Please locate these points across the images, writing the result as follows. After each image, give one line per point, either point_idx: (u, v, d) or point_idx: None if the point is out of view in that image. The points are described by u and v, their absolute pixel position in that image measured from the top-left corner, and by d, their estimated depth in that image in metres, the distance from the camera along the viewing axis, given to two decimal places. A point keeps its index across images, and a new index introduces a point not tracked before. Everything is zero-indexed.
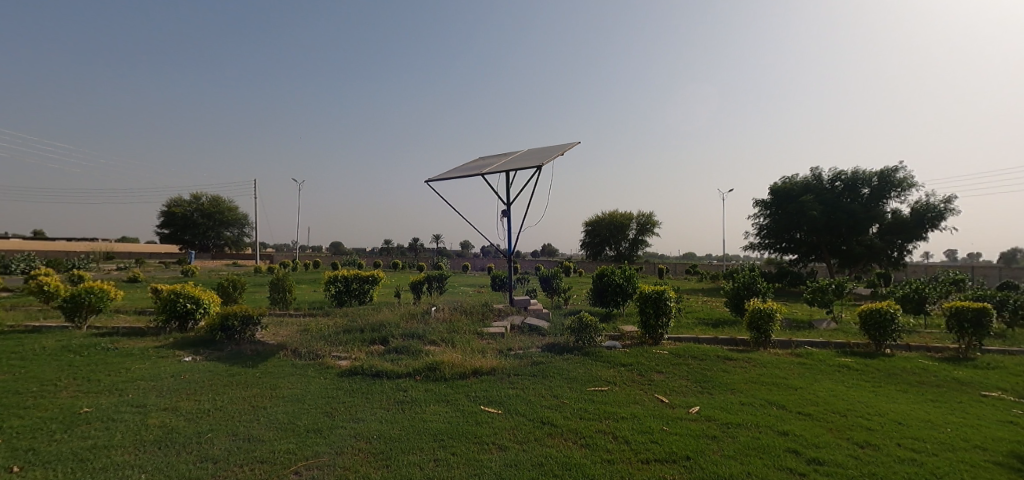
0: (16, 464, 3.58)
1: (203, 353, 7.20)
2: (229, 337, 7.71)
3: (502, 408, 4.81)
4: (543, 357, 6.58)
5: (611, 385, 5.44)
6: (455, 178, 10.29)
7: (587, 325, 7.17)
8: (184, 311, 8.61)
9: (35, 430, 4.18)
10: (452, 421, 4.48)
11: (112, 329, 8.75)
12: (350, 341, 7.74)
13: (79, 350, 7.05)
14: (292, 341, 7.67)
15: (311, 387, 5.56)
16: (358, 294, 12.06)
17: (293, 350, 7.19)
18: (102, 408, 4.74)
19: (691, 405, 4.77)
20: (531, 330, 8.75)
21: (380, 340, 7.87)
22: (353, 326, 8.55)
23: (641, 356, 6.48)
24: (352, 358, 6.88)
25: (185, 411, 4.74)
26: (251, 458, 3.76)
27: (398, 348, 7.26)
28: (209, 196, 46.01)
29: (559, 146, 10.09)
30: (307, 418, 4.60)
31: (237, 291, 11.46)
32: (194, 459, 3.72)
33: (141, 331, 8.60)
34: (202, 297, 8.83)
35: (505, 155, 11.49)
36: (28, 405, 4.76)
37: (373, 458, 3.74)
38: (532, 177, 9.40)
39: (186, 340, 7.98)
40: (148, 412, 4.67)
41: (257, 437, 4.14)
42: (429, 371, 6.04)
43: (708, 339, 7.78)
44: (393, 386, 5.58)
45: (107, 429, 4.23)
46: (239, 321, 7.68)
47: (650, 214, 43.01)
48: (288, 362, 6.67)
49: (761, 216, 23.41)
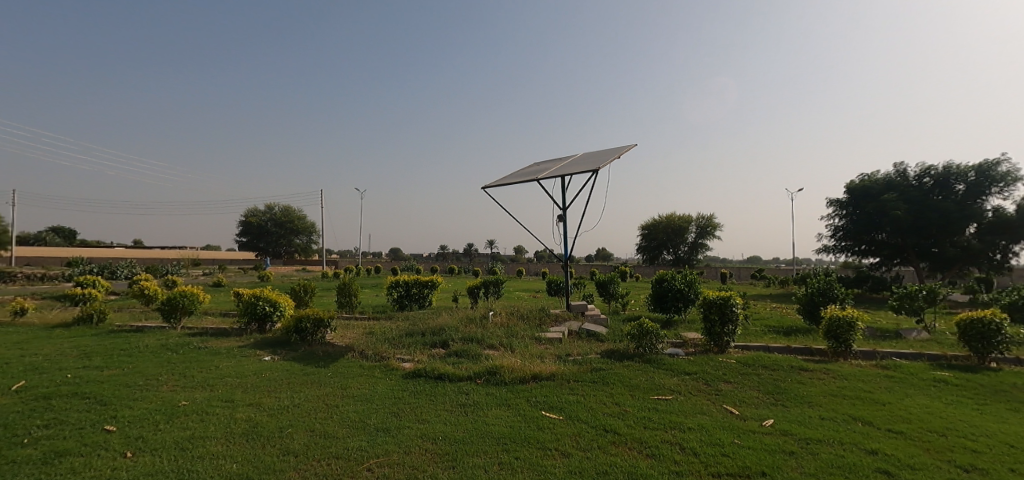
0: (130, 450, 4.00)
1: (280, 353, 7.71)
2: (303, 338, 8.22)
3: (564, 414, 4.79)
4: (603, 364, 6.50)
5: (675, 394, 5.27)
6: (510, 184, 10.41)
7: (648, 332, 7.01)
8: (263, 313, 9.26)
9: (144, 419, 4.66)
10: (513, 425, 4.52)
11: (202, 330, 9.57)
12: (413, 344, 8.01)
13: (175, 348, 7.76)
14: (358, 343, 8.05)
15: (378, 387, 5.81)
16: (417, 298, 12.42)
17: (360, 352, 7.54)
18: (197, 401, 5.20)
19: (765, 418, 4.53)
20: (589, 336, 8.64)
21: (441, 343, 8.08)
22: (414, 329, 8.82)
23: (707, 365, 6.23)
24: (415, 360, 7.12)
25: (267, 407, 5.10)
26: (328, 453, 3.98)
27: (458, 351, 7.43)
28: (281, 206, 49.40)
29: (617, 149, 9.96)
30: (375, 417, 4.80)
31: (307, 295, 12.17)
32: (278, 452, 4.00)
33: (226, 331, 9.36)
34: (279, 301, 9.49)
35: (561, 158, 11.49)
36: (137, 397, 5.30)
37: (440, 459, 3.85)
38: (590, 182, 9.38)
39: (265, 341, 8.56)
40: (236, 406, 5.07)
41: (331, 434, 4.38)
42: (489, 375, 6.13)
43: (780, 348, 7.35)
44: (455, 389, 5.71)
45: (202, 421, 4.63)
46: (312, 324, 8.16)
47: (710, 216, 41.69)
48: (356, 363, 7.01)
49: (836, 216, 21.87)
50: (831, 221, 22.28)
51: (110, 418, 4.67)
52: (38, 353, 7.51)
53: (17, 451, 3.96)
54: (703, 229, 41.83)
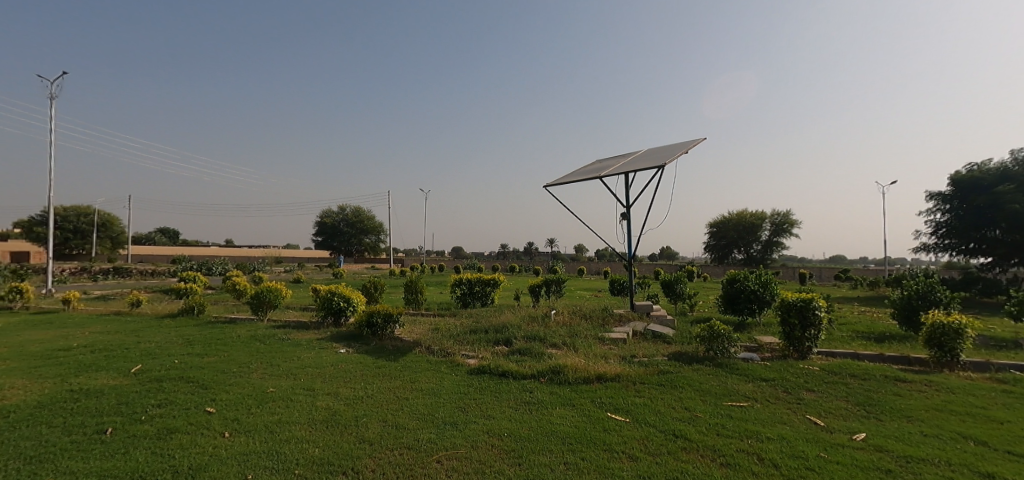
0: (228, 430, 4.38)
1: (353, 346, 8.14)
2: (374, 332, 8.62)
3: (630, 416, 4.68)
4: (671, 367, 6.28)
5: (750, 401, 4.99)
6: (572, 182, 10.32)
7: (719, 335, 6.68)
8: (338, 308, 9.82)
9: (238, 403, 5.09)
10: (578, 425, 4.48)
11: (285, 323, 10.31)
12: (477, 340, 8.16)
13: (263, 339, 8.42)
14: (425, 339, 8.32)
15: (445, 382, 5.97)
16: (480, 296, 12.63)
17: (427, 347, 7.79)
18: (283, 388, 5.61)
19: (855, 431, 4.17)
20: (655, 338, 8.37)
21: (504, 341, 8.17)
22: (478, 327, 8.98)
23: (785, 371, 5.84)
24: (479, 357, 7.25)
25: (343, 396, 5.39)
26: (400, 443, 4.14)
27: (521, 349, 7.47)
28: (352, 207, 52.13)
29: (684, 144, 9.58)
30: (444, 411, 4.93)
31: (377, 291, 12.74)
32: (355, 440, 4.22)
33: (305, 324, 10.02)
34: (352, 296, 10.01)
35: (624, 155, 11.23)
36: (232, 382, 5.80)
37: (506, 455, 3.89)
38: (655, 179, 9.10)
39: (340, 334, 9.06)
40: (316, 395, 5.41)
41: (403, 425, 4.56)
42: (553, 374, 6.11)
43: (871, 355, 6.74)
44: (520, 386, 5.74)
45: (287, 408, 4.98)
46: (382, 319, 8.54)
47: (786, 213, 39.16)
48: (423, 358, 7.25)
49: (937, 212, 19.74)
50: (931, 216, 20.13)
51: (211, 401, 5.14)
52: (150, 340, 8.42)
53: (136, 426, 4.46)
54: (778, 226, 39.36)
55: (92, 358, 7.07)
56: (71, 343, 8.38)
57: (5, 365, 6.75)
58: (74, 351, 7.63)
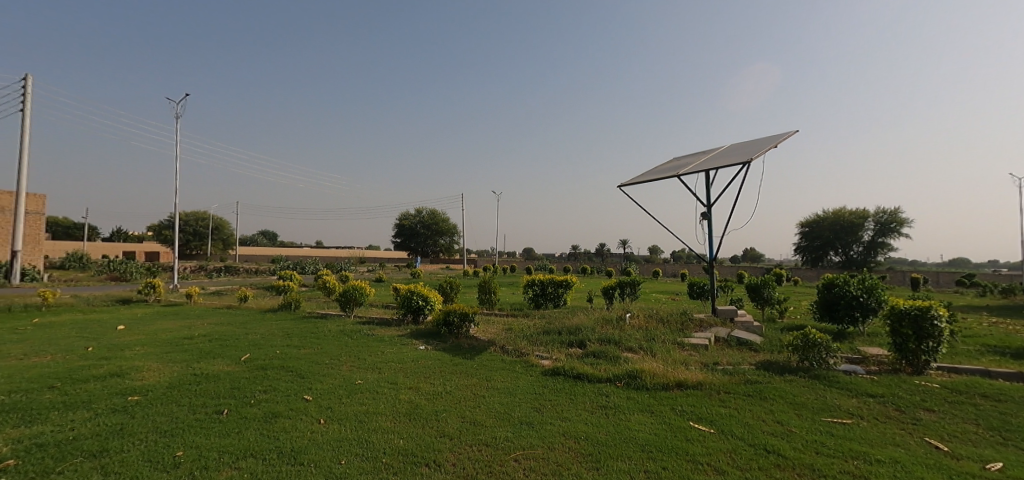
0: (322, 417, 4.73)
1: (432, 343, 8.45)
2: (451, 331, 8.89)
3: (715, 427, 4.43)
4: (760, 376, 5.86)
5: (854, 418, 4.53)
6: (649, 181, 9.99)
7: (815, 344, 6.13)
8: (417, 306, 10.24)
9: (331, 392, 5.47)
10: (658, 433, 4.31)
11: (369, 319, 10.93)
12: (550, 342, 8.13)
13: (350, 334, 9.00)
14: (499, 338, 8.44)
15: (520, 382, 6.01)
16: (553, 297, 12.58)
17: (501, 347, 7.89)
18: (369, 381, 5.95)
19: (988, 460, 3.64)
20: (740, 345, 7.87)
21: (578, 343, 8.07)
22: (551, 328, 8.95)
23: (896, 387, 5.24)
24: (553, 358, 7.21)
25: (424, 391, 5.60)
26: (478, 440, 4.22)
27: (596, 352, 7.33)
28: (429, 210, 54.18)
29: (772, 138, 8.94)
30: (520, 411, 4.96)
31: (453, 291, 13.12)
32: (436, 433, 4.36)
33: (387, 321, 10.56)
34: (430, 295, 10.39)
35: (704, 152, 10.70)
36: (324, 373, 6.25)
37: (583, 458, 3.84)
38: (739, 176, 8.57)
39: (419, 332, 9.44)
40: (399, 388, 5.67)
41: (480, 422, 4.65)
42: (630, 378, 5.94)
43: (1005, 373, 5.86)
44: (595, 390, 5.64)
45: (373, 399, 5.26)
46: (458, 318, 8.79)
47: (894, 211, 35.27)
48: (498, 357, 7.36)
49: None
50: None
51: (307, 389, 5.57)
52: (255, 332, 9.31)
53: (246, 409, 4.94)
54: (884, 226, 35.57)
55: (210, 346, 7.93)
56: (192, 332, 9.45)
57: (142, 350, 7.78)
58: (194, 340, 8.60)
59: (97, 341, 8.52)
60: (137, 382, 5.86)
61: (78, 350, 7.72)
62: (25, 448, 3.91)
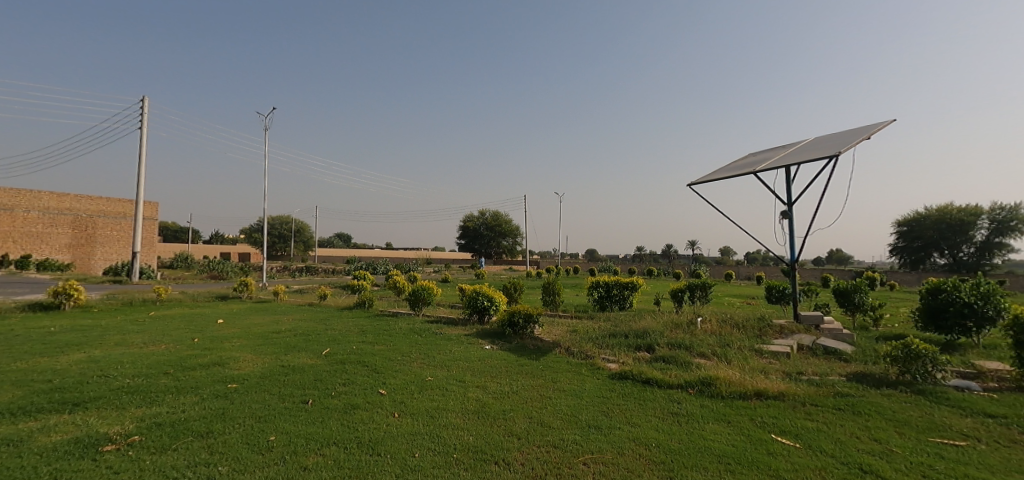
0: (397, 411, 4.93)
1: (497, 343, 8.55)
2: (515, 331, 8.95)
3: (800, 441, 4.12)
4: (852, 389, 5.38)
5: (968, 440, 4.04)
6: (722, 178, 9.50)
7: (918, 355, 5.54)
8: (483, 306, 10.42)
9: (403, 388, 5.70)
10: (736, 444, 4.09)
11: (436, 318, 11.27)
12: (617, 345, 7.94)
13: (419, 332, 9.33)
14: (565, 340, 8.38)
15: (586, 385, 5.93)
16: (619, 300, 12.30)
17: (567, 349, 7.83)
18: (439, 378, 6.13)
19: None
20: (828, 354, 7.26)
21: (646, 347, 7.83)
22: (618, 331, 8.76)
23: (1021, 408, 4.61)
24: (620, 362, 7.05)
25: (491, 390, 5.69)
26: (546, 441, 4.22)
27: (665, 357, 7.07)
28: (493, 212, 54.94)
29: (864, 129, 8.21)
30: (587, 414, 4.90)
31: (517, 291, 13.21)
32: (504, 432, 4.41)
33: (454, 320, 10.83)
34: (495, 296, 10.54)
35: (784, 147, 10.03)
36: (397, 369, 6.52)
37: (656, 466, 3.72)
38: (825, 171, 7.94)
39: (485, 332, 9.60)
40: (467, 386, 5.79)
41: (548, 423, 4.64)
42: (703, 385, 5.67)
43: None
44: (666, 396, 5.44)
45: (443, 396, 5.41)
46: (523, 319, 8.84)
47: (1013, 207, 31.12)
48: (564, 359, 7.30)
49: None
50: None
51: (382, 384, 5.84)
52: (334, 328, 9.90)
53: (328, 400, 5.27)
54: (1000, 224, 31.48)
55: (294, 341, 8.54)
56: (279, 327, 10.23)
57: (237, 342, 8.53)
58: (281, 334, 9.30)
59: (200, 333, 9.46)
60: (235, 371, 6.44)
61: (186, 341, 8.61)
62: (147, 426, 4.42)
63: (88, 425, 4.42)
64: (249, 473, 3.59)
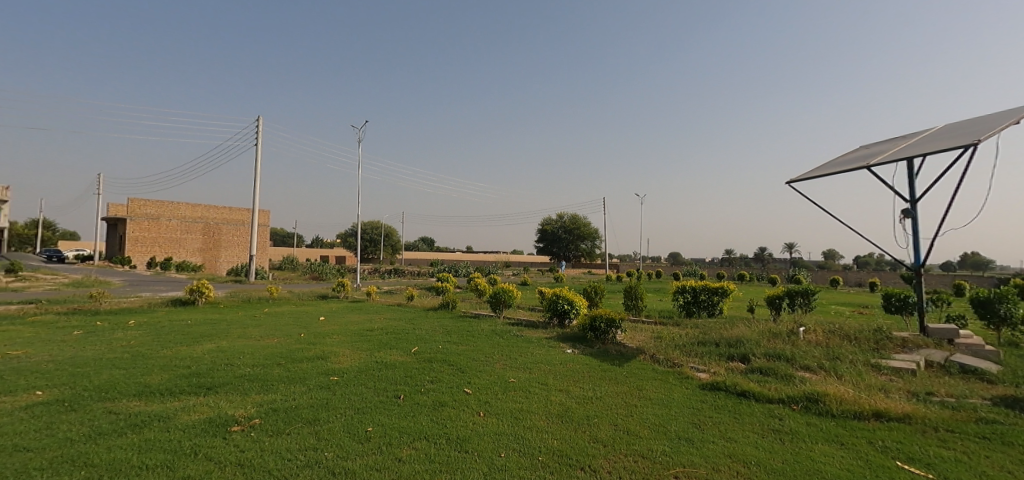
0: (482, 410, 5.06)
1: (579, 347, 8.45)
2: (597, 336, 8.80)
3: (933, 471, 3.63)
4: (998, 415, 4.64)
5: None
6: (829, 173, 8.65)
7: None
8: (563, 310, 10.37)
9: (488, 388, 5.82)
10: (852, 470, 3.69)
11: (517, 321, 11.40)
12: (707, 354, 7.51)
13: (501, 334, 9.49)
14: (649, 346, 8.08)
15: (675, 394, 5.67)
16: (707, 306, 11.63)
17: (652, 355, 7.54)
18: (522, 380, 6.19)
19: None
20: (965, 373, 6.32)
21: (739, 357, 7.33)
22: (708, 338, 8.28)
23: None
24: (711, 371, 6.66)
25: (574, 394, 5.63)
26: (634, 450, 4.10)
27: (763, 368, 6.57)
28: (571, 215, 54.51)
29: (1009, 113, 7.09)
30: (676, 424, 4.68)
31: (598, 295, 12.97)
32: (589, 438, 4.35)
33: (535, 323, 10.88)
34: (575, 299, 10.43)
35: (904, 137, 8.94)
36: (481, 370, 6.67)
37: None
38: (959, 162, 6.95)
39: (566, 335, 9.54)
40: (550, 390, 5.79)
41: (634, 432, 4.50)
42: (809, 402, 5.19)
43: None
44: (765, 411, 5.04)
45: (526, 398, 5.45)
46: (604, 323, 8.67)
47: None
48: (649, 366, 7.04)
49: None
50: None
51: (467, 383, 6.02)
52: (421, 328, 10.38)
53: (418, 396, 5.54)
54: None
55: (386, 338, 9.08)
56: (373, 325, 10.93)
57: (336, 338, 9.24)
58: (374, 332, 9.93)
59: (305, 329, 10.37)
60: (336, 365, 6.98)
61: (294, 335, 9.48)
62: (265, 411, 4.93)
63: (218, 407, 5.02)
64: (351, 460, 3.87)
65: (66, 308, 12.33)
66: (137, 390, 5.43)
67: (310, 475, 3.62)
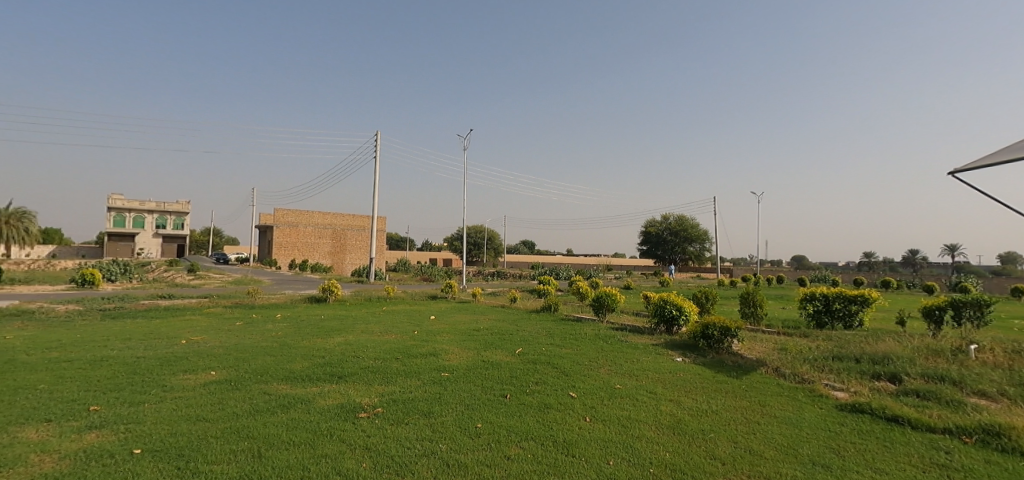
0: (588, 415, 4.99)
1: (689, 356, 7.97)
2: (710, 345, 8.23)
3: None
4: None
5: None
6: None
7: None
8: (671, 316, 9.88)
9: (594, 393, 5.73)
10: None
11: (621, 326, 11.08)
12: (844, 370, 6.65)
13: (605, 338, 9.30)
14: (772, 359, 7.36)
15: (806, 414, 5.09)
16: (842, 316, 10.30)
17: (776, 369, 6.86)
18: (628, 387, 5.99)
19: None
20: None
21: (887, 376, 6.38)
22: (844, 353, 7.33)
23: None
24: (850, 390, 5.88)
25: (686, 406, 5.32)
26: (759, 473, 3.75)
27: (919, 391, 5.64)
28: (678, 216, 51.85)
29: None
30: (809, 447, 4.21)
31: (709, 301, 12.14)
32: (705, 454, 4.07)
33: (640, 329, 10.50)
34: (684, 305, 9.88)
35: None
36: (586, 374, 6.59)
37: None
38: None
39: (675, 342, 9.07)
40: (660, 399, 5.53)
41: (758, 452, 4.12)
42: (986, 435, 4.35)
43: None
44: (925, 441, 4.32)
45: (634, 406, 5.26)
46: (719, 331, 8.09)
47: None
48: (773, 380, 6.41)
49: None
50: None
51: (572, 387, 5.98)
52: (524, 329, 10.55)
53: (525, 396, 5.62)
54: None
55: (492, 339, 9.36)
56: (479, 325, 11.35)
57: (446, 336, 9.75)
58: (480, 332, 10.30)
59: (418, 327, 11.09)
60: (446, 362, 7.36)
61: (409, 332, 10.19)
62: (386, 401, 5.35)
63: (348, 395, 5.55)
64: (464, 453, 4.04)
65: (229, 302, 14.52)
66: (284, 375, 6.21)
67: (428, 464, 3.85)
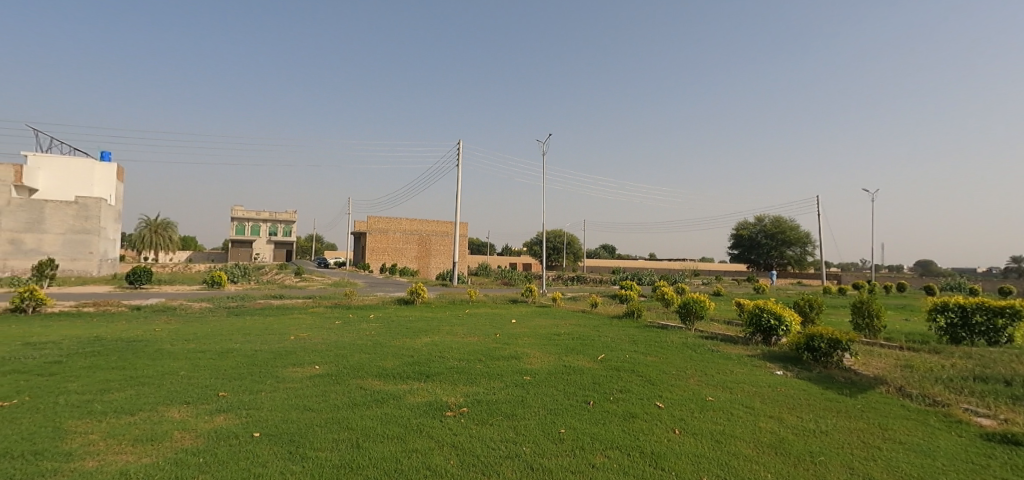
0: (677, 427, 4.75)
1: (792, 370, 7.31)
2: (817, 359, 7.49)
3: None
4: None
5: None
6: None
7: None
8: (768, 325, 9.12)
9: (683, 404, 5.44)
10: None
11: (711, 334, 10.44)
12: (989, 394, 5.71)
13: (694, 347, 8.81)
14: (894, 377, 6.53)
15: (941, 442, 4.44)
16: (985, 331, 8.89)
17: (900, 389, 6.06)
18: (721, 400, 5.62)
19: None
20: None
21: None
22: (988, 374, 6.30)
23: None
24: (998, 417, 5.04)
25: (790, 424, 4.88)
26: None
27: None
28: (773, 217, 48.11)
29: None
30: None
31: (814, 311, 11.04)
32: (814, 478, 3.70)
33: (733, 338, 9.81)
34: (784, 314, 9.08)
35: None
36: (674, 384, 6.28)
37: None
38: None
39: (773, 354, 8.36)
40: (758, 415, 5.12)
41: None
42: None
43: None
44: None
45: (729, 421, 4.92)
46: (827, 344, 7.33)
47: None
48: (896, 401, 5.68)
49: None
50: None
51: (659, 396, 5.73)
52: (606, 335, 10.31)
53: (609, 404, 5.48)
54: None
55: (573, 344, 9.26)
56: (560, 330, 11.27)
57: (527, 340, 9.80)
58: (561, 337, 10.23)
59: (500, 330, 11.27)
60: (528, 365, 7.39)
61: (491, 335, 10.39)
62: (471, 401, 5.48)
63: (435, 394, 5.76)
64: (547, 458, 4.02)
65: (329, 303, 15.76)
66: (378, 372, 6.59)
67: (513, 466, 3.87)
